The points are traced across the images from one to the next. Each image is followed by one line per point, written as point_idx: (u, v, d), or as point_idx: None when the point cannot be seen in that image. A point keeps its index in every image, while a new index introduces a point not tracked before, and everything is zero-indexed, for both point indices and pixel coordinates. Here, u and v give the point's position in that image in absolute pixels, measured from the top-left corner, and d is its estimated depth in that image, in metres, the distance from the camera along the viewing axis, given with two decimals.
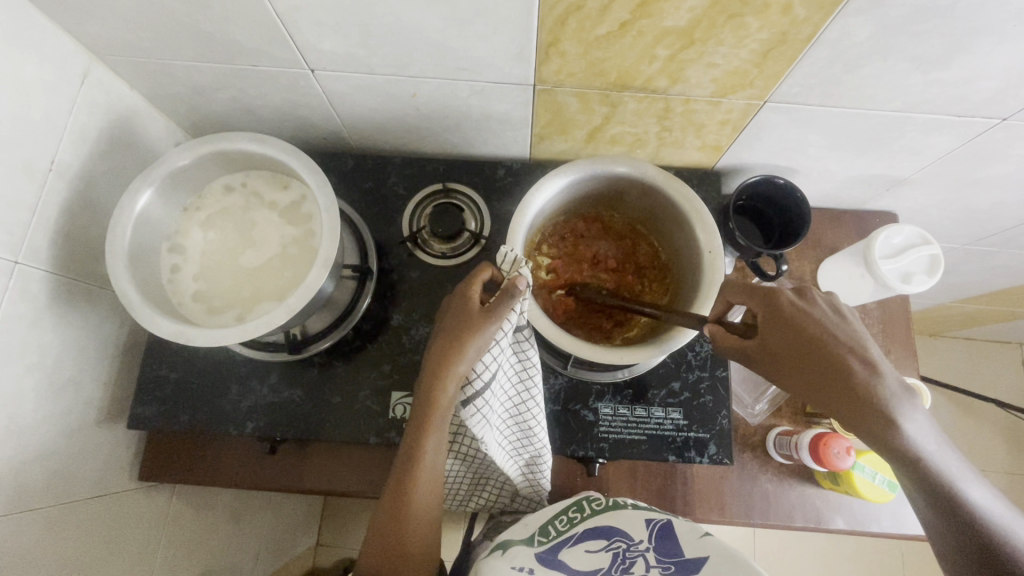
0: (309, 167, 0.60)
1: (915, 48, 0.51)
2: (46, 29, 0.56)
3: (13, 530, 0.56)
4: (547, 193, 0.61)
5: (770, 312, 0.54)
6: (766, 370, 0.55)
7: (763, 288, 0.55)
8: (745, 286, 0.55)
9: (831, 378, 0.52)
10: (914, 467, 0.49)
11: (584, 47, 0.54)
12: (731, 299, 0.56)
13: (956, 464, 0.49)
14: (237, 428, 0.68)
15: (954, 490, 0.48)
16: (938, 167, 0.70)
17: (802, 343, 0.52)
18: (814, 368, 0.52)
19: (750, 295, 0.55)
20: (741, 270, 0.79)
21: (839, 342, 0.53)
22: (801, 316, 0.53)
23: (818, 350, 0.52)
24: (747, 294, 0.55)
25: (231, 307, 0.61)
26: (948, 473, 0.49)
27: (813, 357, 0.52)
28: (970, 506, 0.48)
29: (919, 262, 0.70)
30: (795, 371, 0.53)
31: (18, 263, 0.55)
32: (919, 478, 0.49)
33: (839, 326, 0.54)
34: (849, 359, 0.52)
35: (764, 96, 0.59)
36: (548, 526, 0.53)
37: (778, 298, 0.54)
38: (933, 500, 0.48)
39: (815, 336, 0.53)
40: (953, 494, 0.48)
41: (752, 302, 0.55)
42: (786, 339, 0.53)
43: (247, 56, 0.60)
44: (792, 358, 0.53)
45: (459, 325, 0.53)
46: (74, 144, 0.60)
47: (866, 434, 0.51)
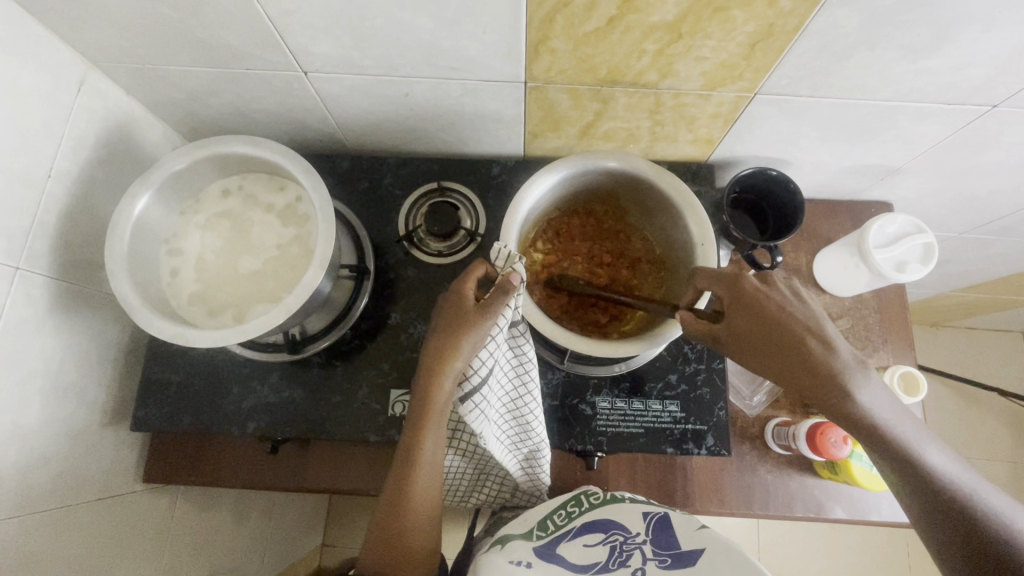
0: (304, 169, 0.61)
1: (901, 38, 0.51)
2: (42, 38, 0.57)
3: (20, 532, 0.57)
4: (540, 189, 0.61)
5: (732, 294, 0.55)
6: (733, 353, 0.56)
7: (724, 273, 0.56)
8: (709, 271, 0.56)
9: (794, 357, 0.52)
10: (880, 442, 0.49)
11: (573, 43, 0.55)
12: (702, 286, 0.57)
13: (921, 438, 0.49)
14: (239, 429, 0.69)
15: (922, 463, 0.48)
16: (931, 155, 0.70)
17: (765, 324, 0.53)
18: (778, 348, 0.53)
19: (715, 281, 0.56)
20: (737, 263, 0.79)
21: (799, 322, 0.53)
22: (762, 297, 0.54)
23: (778, 330, 0.53)
24: (709, 280, 0.56)
25: (229, 308, 0.62)
26: (911, 445, 0.49)
27: (776, 337, 0.53)
28: (941, 478, 0.47)
29: (913, 251, 0.70)
30: (758, 353, 0.54)
31: (19, 269, 0.56)
32: (885, 453, 0.49)
33: (799, 306, 0.54)
34: (809, 338, 0.53)
35: (754, 88, 0.60)
36: (547, 521, 0.54)
37: (740, 279, 0.55)
38: (903, 475, 0.48)
39: (776, 316, 0.53)
40: (924, 468, 0.47)
41: (716, 286, 0.56)
42: (747, 322, 0.54)
43: (241, 60, 0.61)
44: (755, 340, 0.54)
45: (453, 322, 0.53)
46: (72, 151, 0.61)
47: (832, 412, 0.51)
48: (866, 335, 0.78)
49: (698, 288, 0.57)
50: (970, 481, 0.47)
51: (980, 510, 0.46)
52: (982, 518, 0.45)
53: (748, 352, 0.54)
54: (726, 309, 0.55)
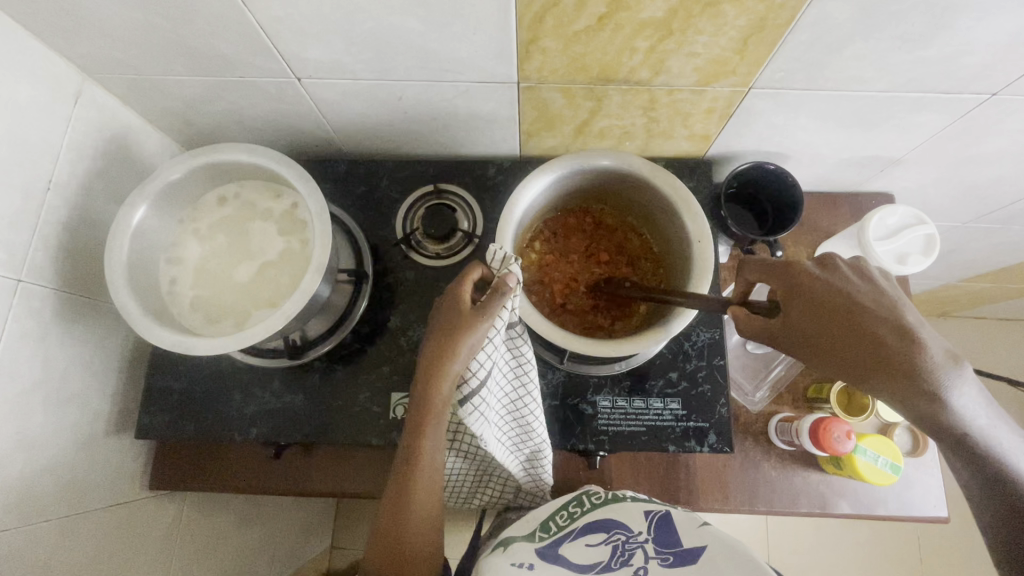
0: (300, 176, 0.61)
1: (895, 27, 0.51)
2: (38, 51, 0.58)
3: (28, 540, 0.58)
4: (535, 189, 0.61)
5: (789, 287, 0.55)
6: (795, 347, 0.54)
7: (779, 263, 0.56)
8: (762, 262, 0.56)
9: (861, 349, 0.51)
10: (960, 443, 0.49)
11: (564, 42, 0.54)
12: (750, 277, 0.57)
13: (1007, 434, 0.49)
14: (241, 434, 0.69)
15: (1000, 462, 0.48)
16: (932, 145, 0.69)
17: (828, 315, 0.52)
18: (845, 338, 0.51)
19: (770, 272, 0.56)
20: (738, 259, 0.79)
21: (870, 310, 0.51)
22: (824, 287, 0.53)
23: (844, 320, 0.51)
24: (764, 271, 0.56)
25: (229, 316, 0.62)
26: (989, 442, 0.49)
27: (841, 328, 0.51)
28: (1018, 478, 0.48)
29: (915, 243, 0.70)
30: (823, 347, 0.52)
31: (20, 281, 0.57)
32: (965, 452, 0.49)
33: (866, 291, 0.53)
34: (884, 328, 0.50)
35: (748, 82, 0.59)
36: (549, 521, 0.54)
37: (796, 271, 0.55)
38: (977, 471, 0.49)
39: (842, 307, 0.52)
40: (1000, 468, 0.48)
41: (773, 280, 0.56)
42: (809, 314, 0.53)
43: (234, 68, 0.61)
44: (820, 333, 0.52)
45: (451, 325, 0.53)
46: (71, 162, 0.62)
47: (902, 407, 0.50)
48: None
49: (749, 280, 0.58)
50: None
51: None
52: None
53: (811, 345, 0.53)
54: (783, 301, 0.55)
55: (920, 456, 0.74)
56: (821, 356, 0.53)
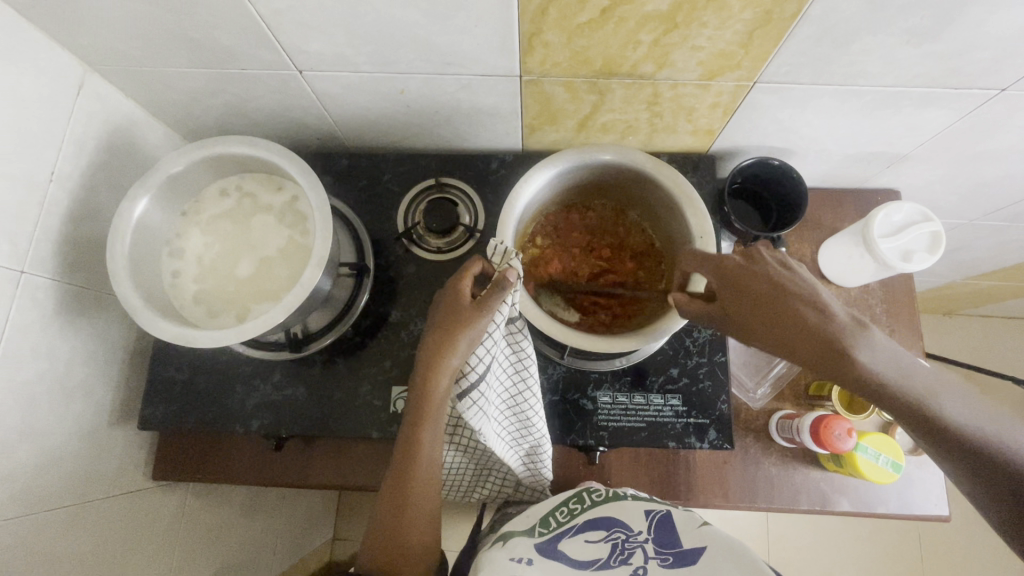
0: (301, 169, 0.61)
1: (903, 21, 0.50)
2: (40, 43, 0.58)
3: (32, 530, 0.58)
4: (536, 184, 0.61)
5: (719, 278, 0.53)
6: (732, 332, 0.53)
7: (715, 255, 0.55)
8: (697, 252, 0.56)
9: (791, 325, 0.48)
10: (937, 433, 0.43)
11: (567, 35, 0.54)
12: (687, 267, 0.57)
13: (962, 408, 0.43)
14: (243, 426, 0.70)
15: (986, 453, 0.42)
16: (938, 141, 0.68)
17: (751, 297, 0.51)
18: (769, 316, 0.49)
19: (704, 262, 0.55)
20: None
21: (784, 287, 0.50)
22: (740, 270, 0.52)
23: (768, 301, 0.50)
24: (699, 262, 0.56)
25: (231, 309, 0.62)
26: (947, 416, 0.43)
27: (774, 309, 0.49)
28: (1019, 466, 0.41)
29: (920, 240, 0.69)
30: (754, 329, 0.51)
31: (24, 272, 0.57)
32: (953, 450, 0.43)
33: (782, 271, 0.51)
34: (799, 302, 0.49)
35: (753, 77, 0.59)
36: (549, 517, 0.54)
37: (725, 261, 0.53)
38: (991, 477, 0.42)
39: (766, 287, 0.50)
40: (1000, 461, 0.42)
41: (704, 269, 0.55)
42: (736, 297, 0.52)
43: (236, 60, 0.61)
44: (749, 316, 0.51)
45: (450, 319, 0.53)
46: (73, 154, 0.62)
47: (836, 380, 0.46)
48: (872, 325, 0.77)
49: (687, 271, 0.58)
50: None
51: None
52: None
53: (746, 330, 0.51)
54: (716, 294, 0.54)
55: (921, 455, 0.74)
56: (757, 335, 0.50)
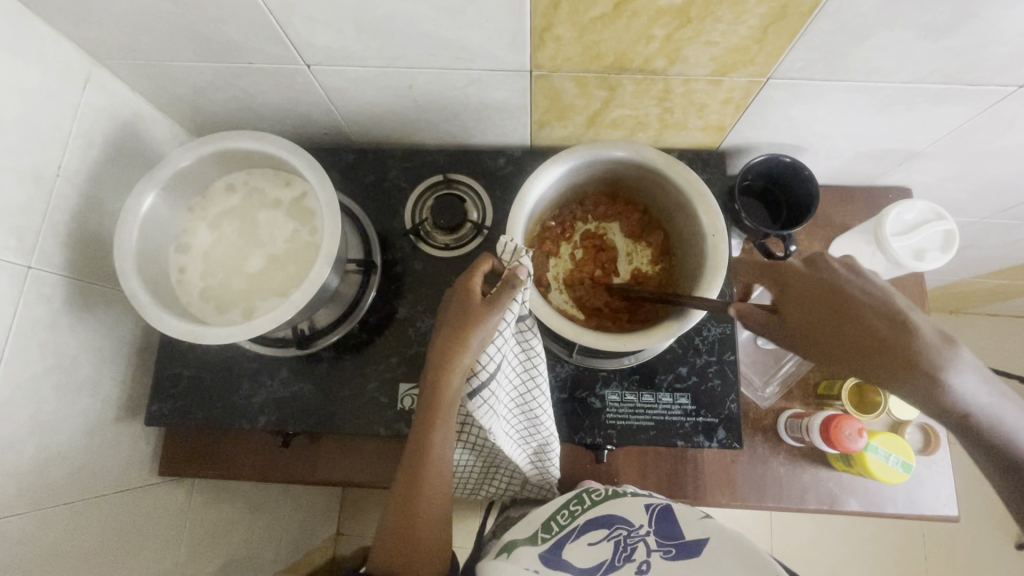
0: (309, 164, 0.60)
1: (921, 16, 0.49)
2: (47, 37, 0.57)
3: (39, 525, 0.58)
4: (547, 180, 0.60)
5: (783, 286, 0.58)
6: (794, 345, 0.56)
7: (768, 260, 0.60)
8: (750, 260, 0.61)
9: (867, 340, 0.52)
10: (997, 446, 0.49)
11: (579, 30, 0.53)
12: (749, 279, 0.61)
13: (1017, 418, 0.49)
14: (250, 422, 0.69)
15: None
16: (953, 139, 0.67)
17: (822, 310, 0.55)
18: (841, 330, 0.54)
19: (763, 273, 0.60)
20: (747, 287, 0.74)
21: (859, 300, 0.54)
22: (811, 283, 0.56)
23: (841, 314, 0.54)
24: (756, 268, 0.60)
25: (239, 305, 0.62)
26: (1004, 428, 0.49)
27: (849, 322, 0.54)
28: None
29: (933, 239, 0.68)
30: (819, 343, 0.55)
31: (31, 267, 0.57)
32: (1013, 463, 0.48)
33: (857, 285, 0.55)
34: (871, 313, 0.53)
35: (766, 73, 0.58)
36: (551, 522, 0.53)
37: (791, 272, 0.58)
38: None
39: (839, 299, 0.54)
40: None
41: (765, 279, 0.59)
42: (805, 312, 0.55)
43: (244, 54, 0.60)
44: (815, 328, 0.55)
45: (461, 317, 0.53)
46: (80, 149, 0.61)
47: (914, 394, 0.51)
48: None
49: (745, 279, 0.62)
50: None
51: None
52: None
53: (808, 344, 0.55)
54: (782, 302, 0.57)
55: (930, 455, 0.74)
56: (822, 347, 0.55)
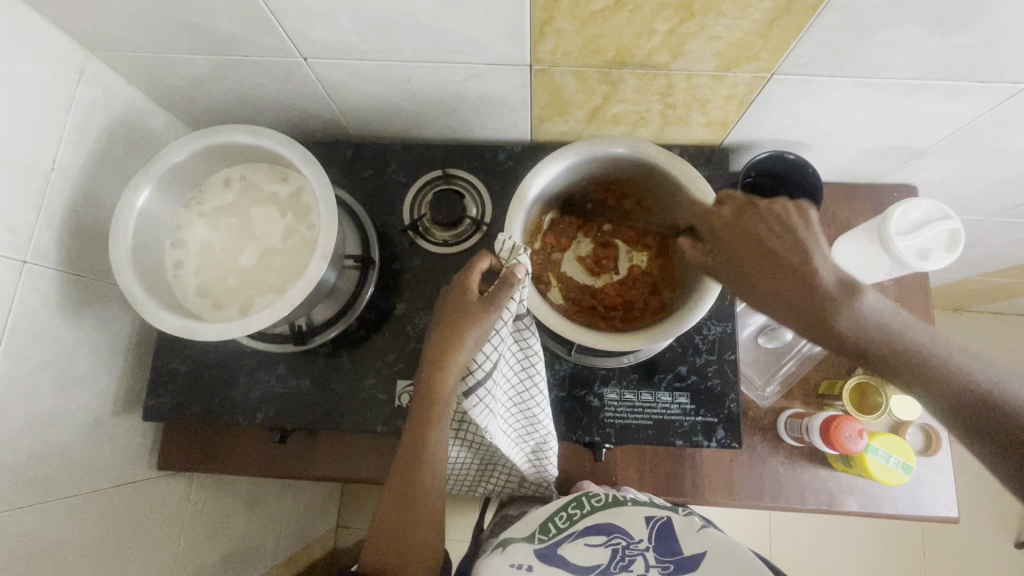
0: (305, 159, 0.60)
1: (930, 11, 0.48)
2: (40, 28, 0.57)
3: (37, 520, 0.58)
4: (545, 177, 0.59)
5: (710, 226, 0.60)
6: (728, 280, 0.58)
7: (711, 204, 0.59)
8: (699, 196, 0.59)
9: (784, 284, 0.55)
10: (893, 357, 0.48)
11: (580, 23, 0.52)
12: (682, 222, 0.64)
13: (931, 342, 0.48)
14: (247, 418, 0.69)
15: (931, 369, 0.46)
16: (960, 136, 0.66)
17: (746, 254, 0.58)
18: (760, 269, 0.56)
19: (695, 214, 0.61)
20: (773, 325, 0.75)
21: (778, 248, 0.57)
22: (737, 227, 0.59)
23: (762, 255, 0.57)
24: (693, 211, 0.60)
25: (236, 301, 0.61)
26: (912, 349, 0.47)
27: (767, 264, 0.56)
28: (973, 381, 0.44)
29: (938, 238, 0.67)
30: (749, 283, 0.57)
31: (26, 262, 0.56)
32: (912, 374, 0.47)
33: (788, 235, 0.57)
34: (778, 250, 0.57)
35: (770, 68, 0.57)
36: (548, 523, 0.52)
37: (713, 215, 0.59)
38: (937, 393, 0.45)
39: (753, 241, 0.58)
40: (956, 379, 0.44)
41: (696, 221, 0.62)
42: (731, 251, 0.58)
43: (239, 46, 0.59)
44: (740, 266, 0.58)
45: (457, 316, 0.52)
46: (74, 142, 0.61)
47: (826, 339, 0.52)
48: None
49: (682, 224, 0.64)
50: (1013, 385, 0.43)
51: None
52: None
53: (737, 281, 0.58)
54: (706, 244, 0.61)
55: (932, 457, 0.73)
56: (758, 296, 0.57)
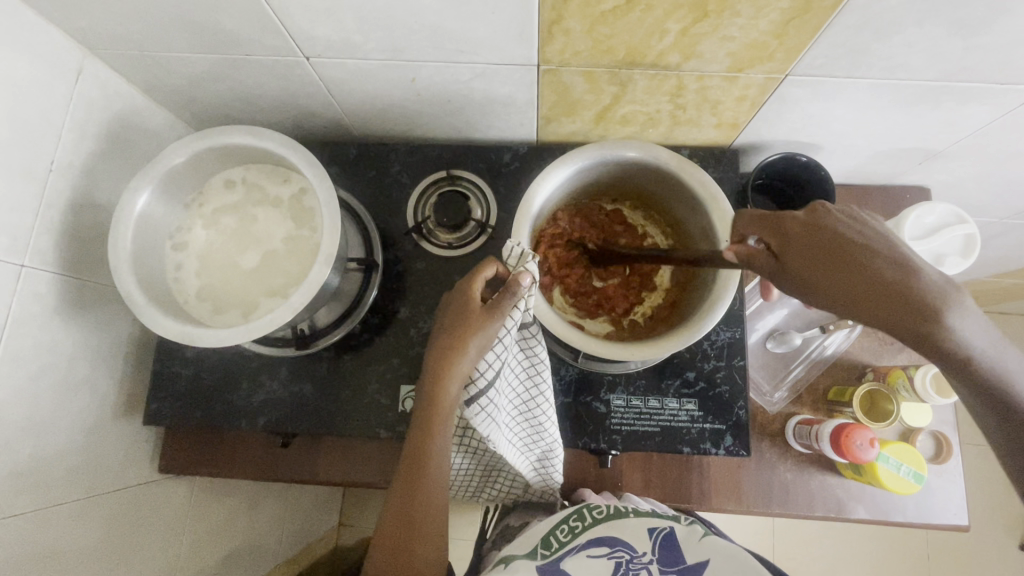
0: (308, 161, 0.58)
1: (954, 12, 0.46)
2: (37, 26, 0.55)
3: (38, 526, 0.58)
4: (553, 181, 0.58)
5: (781, 232, 0.51)
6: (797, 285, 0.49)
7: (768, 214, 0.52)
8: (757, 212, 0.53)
9: (867, 285, 0.46)
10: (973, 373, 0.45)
11: (590, 23, 0.51)
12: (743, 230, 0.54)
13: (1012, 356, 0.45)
14: (249, 423, 0.68)
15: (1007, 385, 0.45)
16: (977, 139, 0.65)
17: (831, 258, 0.48)
18: (847, 272, 0.47)
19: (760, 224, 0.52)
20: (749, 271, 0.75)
21: (869, 249, 0.47)
22: (818, 232, 0.49)
23: (885, 294, 0.45)
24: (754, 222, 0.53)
25: (237, 305, 0.60)
26: (1000, 367, 0.45)
27: (857, 266, 0.47)
28: None
29: (953, 243, 0.66)
30: (834, 291, 0.47)
31: (24, 266, 0.55)
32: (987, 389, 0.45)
33: (872, 237, 0.48)
34: (885, 266, 0.46)
35: (785, 69, 0.55)
36: (550, 537, 0.50)
37: (789, 219, 0.50)
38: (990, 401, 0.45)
39: (869, 268, 0.46)
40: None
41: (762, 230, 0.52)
42: (807, 256, 0.49)
43: (240, 45, 0.58)
44: (822, 274, 0.48)
45: (460, 324, 0.51)
46: (72, 143, 0.59)
47: (928, 351, 0.45)
48: None
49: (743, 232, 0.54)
50: None
51: None
52: None
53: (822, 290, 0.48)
54: (774, 250, 0.51)
55: (942, 465, 0.72)
56: (833, 299, 0.47)
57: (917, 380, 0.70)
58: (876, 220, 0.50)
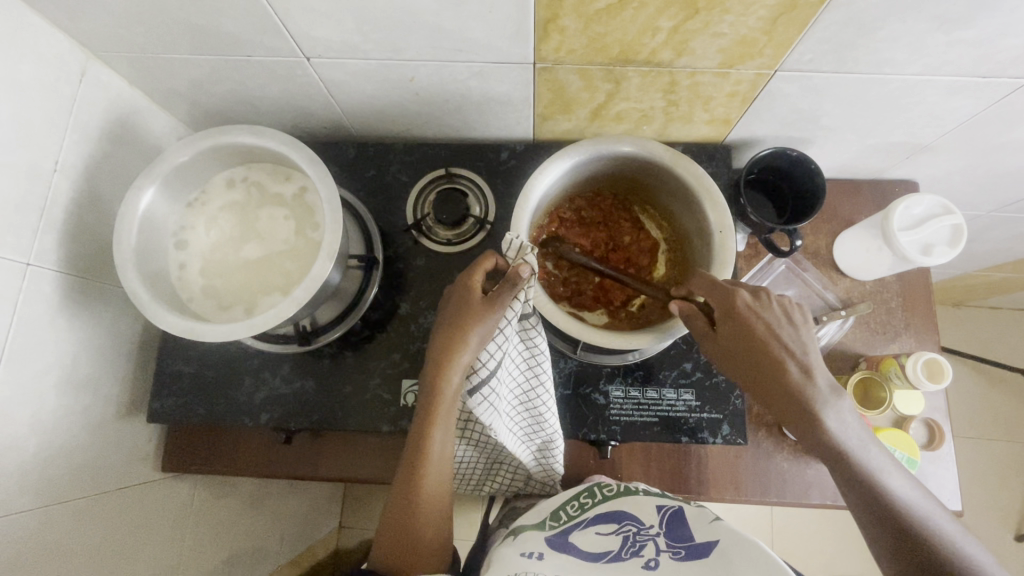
0: (309, 159, 0.60)
1: (934, 7, 0.48)
2: (41, 29, 0.56)
3: (42, 523, 0.58)
4: (551, 175, 0.59)
5: (724, 307, 0.53)
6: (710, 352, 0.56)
7: (721, 284, 0.54)
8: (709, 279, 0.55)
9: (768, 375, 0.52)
10: (844, 464, 0.51)
11: (584, 22, 0.52)
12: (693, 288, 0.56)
13: (884, 461, 0.51)
14: (252, 419, 0.69)
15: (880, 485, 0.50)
16: (961, 132, 0.67)
17: (749, 344, 0.53)
18: (753, 361, 0.53)
19: (709, 290, 0.55)
20: (754, 247, 0.77)
21: (783, 346, 0.53)
22: (752, 318, 0.53)
23: (781, 385, 0.52)
24: (705, 288, 0.55)
25: (239, 302, 0.61)
26: (874, 469, 0.50)
27: (764, 357, 0.52)
28: (900, 504, 0.49)
29: (940, 234, 0.67)
30: (739, 369, 0.54)
31: (30, 264, 0.56)
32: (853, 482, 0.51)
33: (789, 331, 0.53)
34: (791, 362, 0.52)
35: (774, 65, 0.57)
36: (560, 512, 0.53)
37: (733, 297, 0.53)
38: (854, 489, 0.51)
39: (778, 362, 0.52)
40: (884, 494, 0.50)
41: (709, 296, 0.55)
42: (732, 338, 0.53)
43: (242, 46, 0.59)
44: (738, 354, 0.53)
45: (462, 317, 0.53)
46: (76, 144, 0.60)
47: (806, 440, 0.52)
48: (887, 320, 0.76)
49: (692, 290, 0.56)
50: (924, 505, 0.49)
51: (926, 526, 0.48)
52: (925, 535, 0.48)
53: (729, 366, 0.54)
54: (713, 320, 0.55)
55: (935, 451, 0.73)
56: (739, 375, 0.54)
57: (908, 368, 0.70)
58: (805, 315, 0.55)
